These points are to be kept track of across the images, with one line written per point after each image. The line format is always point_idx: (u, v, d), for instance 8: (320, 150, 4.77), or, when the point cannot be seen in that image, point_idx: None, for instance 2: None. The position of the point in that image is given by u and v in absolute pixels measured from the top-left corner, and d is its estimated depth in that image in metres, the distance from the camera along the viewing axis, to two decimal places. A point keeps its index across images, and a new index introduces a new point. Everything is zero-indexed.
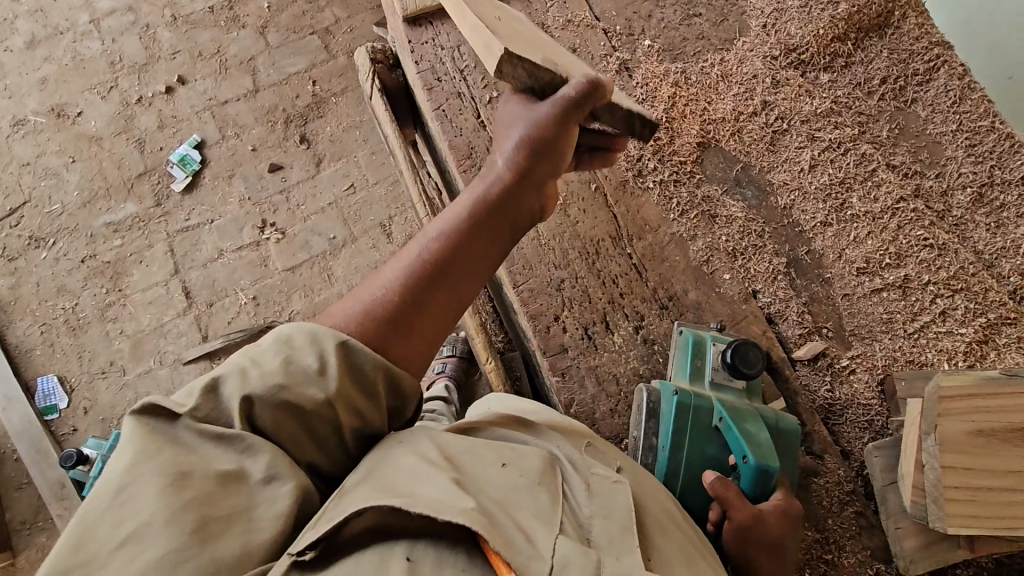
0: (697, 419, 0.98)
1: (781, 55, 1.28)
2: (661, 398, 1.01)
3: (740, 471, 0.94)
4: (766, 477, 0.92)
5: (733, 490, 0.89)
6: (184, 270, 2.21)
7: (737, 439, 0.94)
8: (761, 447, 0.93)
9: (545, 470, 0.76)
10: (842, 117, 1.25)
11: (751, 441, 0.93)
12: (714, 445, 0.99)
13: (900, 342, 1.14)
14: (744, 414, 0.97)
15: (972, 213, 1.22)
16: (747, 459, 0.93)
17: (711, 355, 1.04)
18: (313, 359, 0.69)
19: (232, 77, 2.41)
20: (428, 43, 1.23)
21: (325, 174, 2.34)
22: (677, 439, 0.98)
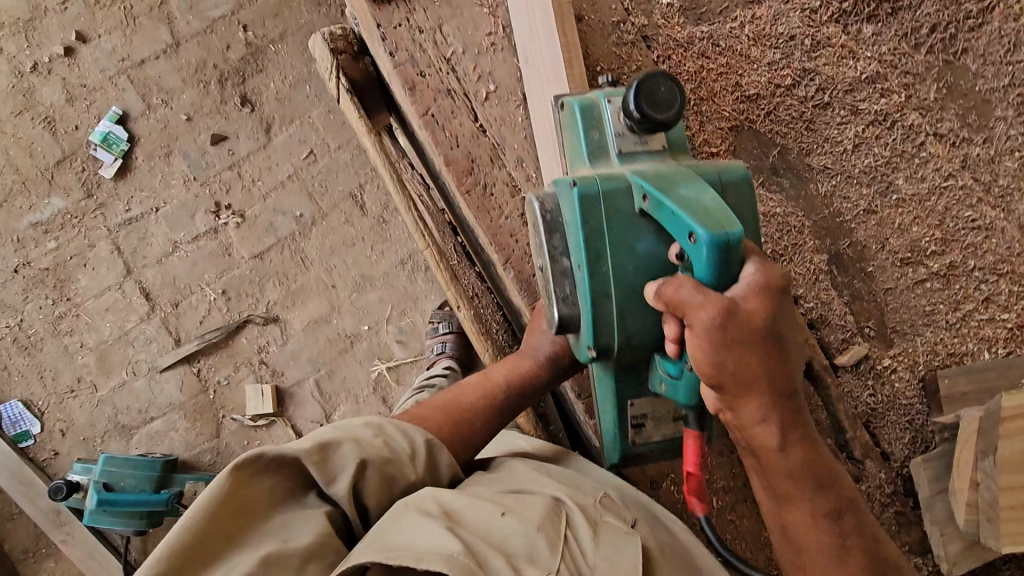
0: (610, 210, 0.78)
1: (822, 5, 1.07)
2: (564, 203, 0.81)
3: (689, 255, 0.71)
4: (725, 253, 0.68)
5: (687, 287, 0.69)
6: (138, 269, 1.98)
7: (673, 215, 0.71)
8: (705, 213, 0.70)
9: (547, 518, 0.80)
10: (888, 79, 1.08)
11: (685, 212, 0.71)
12: (644, 237, 0.79)
13: (942, 334, 1.07)
14: (671, 180, 0.75)
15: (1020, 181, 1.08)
16: (695, 237, 0.69)
17: (611, 121, 0.82)
18: (405, 445, 0.86)
19: (144, 29, 2.01)
20: (402, 25, 0.99)
21: (278, 141, 2.05)
22: (594, 245, 0.78)
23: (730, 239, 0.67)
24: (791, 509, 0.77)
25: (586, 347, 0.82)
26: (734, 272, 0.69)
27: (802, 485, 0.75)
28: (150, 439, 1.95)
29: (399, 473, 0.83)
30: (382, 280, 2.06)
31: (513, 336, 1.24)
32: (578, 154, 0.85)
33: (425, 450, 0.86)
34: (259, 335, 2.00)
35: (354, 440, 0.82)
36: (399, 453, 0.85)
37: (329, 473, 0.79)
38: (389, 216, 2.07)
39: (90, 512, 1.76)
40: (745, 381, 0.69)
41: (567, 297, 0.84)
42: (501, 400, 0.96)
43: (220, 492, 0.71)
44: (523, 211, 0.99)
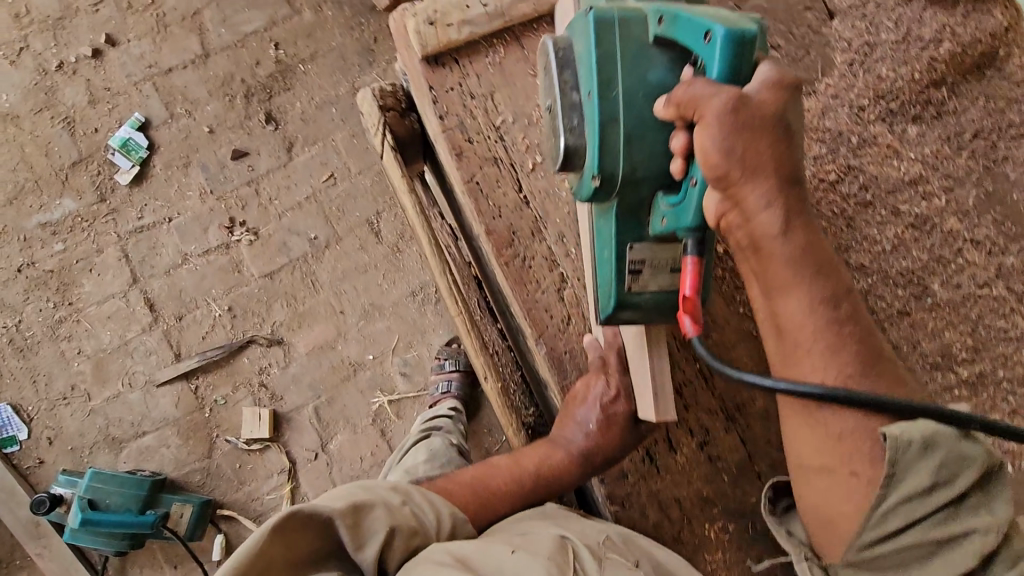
0: (623, 31, 0.72)
1: (869, 104, 1.08)
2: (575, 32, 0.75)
3: (703, 60, 0.66)
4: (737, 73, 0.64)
5: (699, 84, 0.64)
6: (144, 278, 1.94)
7: (689, 21, 0.65)
8: (723, 18, 0.64)
9: (557, 554, 0.75)
10: (930, 182, 1.08)
11: (703, 16, 0.65)
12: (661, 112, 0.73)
13: None
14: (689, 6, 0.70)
15: None
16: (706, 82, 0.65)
17: None
18: (432, 518, 0.79)
19: (175, 37, 1.99)
20: (454, 90, 0.98)
21: (299, 161, 2.03)
22: (604, 73, 0.72)
23: (747, 35, 0.63)
24: (780, 304, 0.67)
25: (589, 171, 0.73)
26: (747, 72, 0.64)
27: (799, 271, 0.65)
28: (139, 454, 1.90)
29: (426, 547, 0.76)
30: (391, 310, 2.02)
31: (532, 400, 1.22)
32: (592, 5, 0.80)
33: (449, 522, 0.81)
34: (261, 357, 1.96)
35: (386, 505, 0.75)
36: (425, 519, 0.78)
37: (360, 539, 0.70)
38: (403, 246, 2.04)
39: (71, 529, 1.71)
40: (751, 164, 0.62)
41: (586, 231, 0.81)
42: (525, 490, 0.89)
43: (253, 553, 0.61)
44: (560, 287, 0.98)
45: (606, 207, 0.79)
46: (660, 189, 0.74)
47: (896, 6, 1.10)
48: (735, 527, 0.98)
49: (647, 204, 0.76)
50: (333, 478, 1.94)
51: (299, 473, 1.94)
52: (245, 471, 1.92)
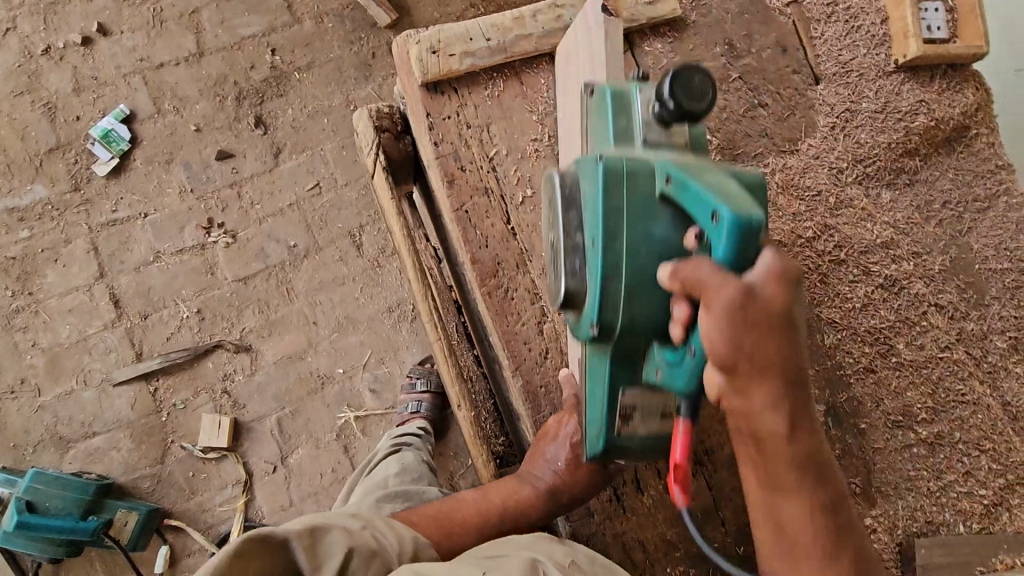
0: (633, 188, 0.71)
1: (848, 167, 1.13)
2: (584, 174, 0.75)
3: (708, 237, 0.64)
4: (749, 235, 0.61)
5: (704, 267, 0.63)
6: (112, 273, 1.89)
7: (700, 194, 0.64)
8: (727, 194, 0.64)
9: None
10: (901, 245, 1.13)
11: (717, 191, 0.64)
12: (661, 221, 0.72)
13: (922, 501, 1.08)
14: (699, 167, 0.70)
15: (1007, 360, 1.13)
16: (717, 216, 0.62)
17: (642, 104, 0.78)
18: (396, 539, 0.76)
19: (170, 33, 1.97)
20: (451, 118, 0.99)
21: (285, 167, 2.01)
22: (610, 226, 0.72)
23: (754, 221, 0.61)
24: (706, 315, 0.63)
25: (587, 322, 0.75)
26: (754, 254, 0.61)
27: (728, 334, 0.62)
28: (87, 455, 1.82)
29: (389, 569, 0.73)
30: (366, 325, 1.99)
31: (502, 429, 1.22)
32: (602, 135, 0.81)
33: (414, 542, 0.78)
34: (227, 362, 1.91)
35: (344, 526, 0.72)
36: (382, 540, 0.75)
37: (316, 561, 0.67)
38: (384, 261, 2.02)
39: (4, 532, 1.61)
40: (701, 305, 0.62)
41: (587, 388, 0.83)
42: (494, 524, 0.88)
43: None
44: (541, 320, 0.98)
45: (602, 351, 0.79)
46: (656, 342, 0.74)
47: (879, 77, 1.16)
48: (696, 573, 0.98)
49: (655, 278, 0.74)
50: (290, 493, 1.88)
51: (255, 486, 1.87)
52: (199, 480, 1.86)
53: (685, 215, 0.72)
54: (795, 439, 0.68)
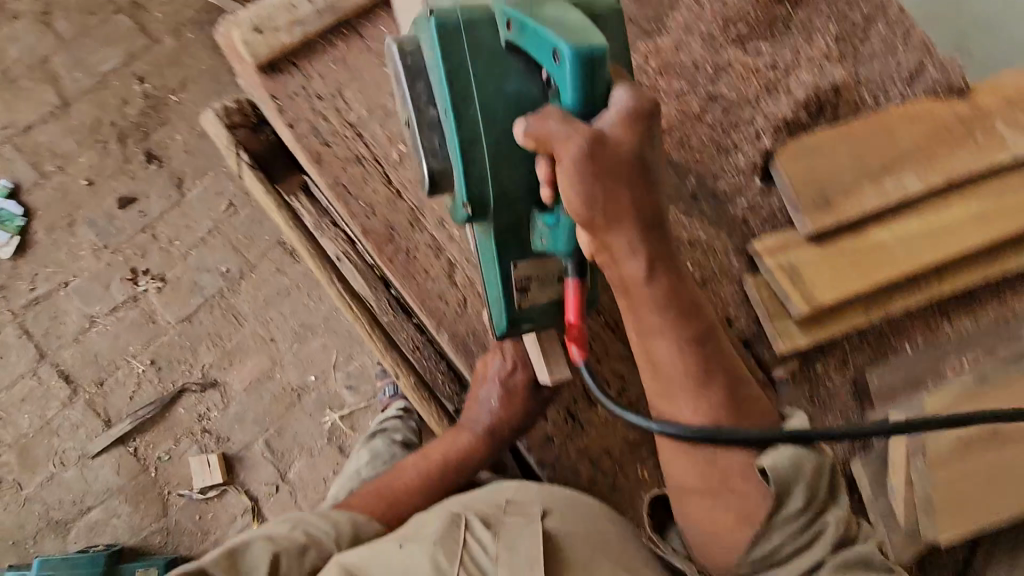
0: (472, 42, 0.70)
1: (719, 31, 1.10)
2: (422, 36, 0.73)
3: (554, 80, 0.65)
4: (590, 58, 0.61)
5: (552, 118, 0.63)
6: (52, 351, 1.83)
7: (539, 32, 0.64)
8: (568, 27, 0.63)
9: (444, 534, 0.76)
10: (794, 91, 1.10)
11: (555, 26, 0.63)
12: (512, 75, 0.71)
13: (869, 336, 1.13)
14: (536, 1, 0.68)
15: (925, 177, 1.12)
16: (558, 54, 0.62)
17: None
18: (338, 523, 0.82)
19: (27, 92, 1.86)
20: (299, 95, 0.94)
21: (193, 196, 1.94)
22: (456, 79, 0.70)
23: (595, 52, 0.61)
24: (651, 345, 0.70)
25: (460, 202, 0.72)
26: (603, 92, 0.63)
27: (666, 311, 0.68)
28: (89, 531, 1.80)
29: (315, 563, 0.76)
30: (323, 326, 1.97)
31: (462, 387, 1.19)
32: None
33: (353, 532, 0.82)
34: (198, 403, 1.89)
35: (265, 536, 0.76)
36: (316, 534, 0.79)
37: None
38: None
39: None
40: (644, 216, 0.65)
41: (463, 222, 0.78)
42: (441, 478, 0.92)
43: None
44: (450, 272, 0.97)
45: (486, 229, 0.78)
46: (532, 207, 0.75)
47: None
48: None
49: (524, 223, 0.76)
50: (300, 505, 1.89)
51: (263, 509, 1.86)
52: (208, 521, 1.83)
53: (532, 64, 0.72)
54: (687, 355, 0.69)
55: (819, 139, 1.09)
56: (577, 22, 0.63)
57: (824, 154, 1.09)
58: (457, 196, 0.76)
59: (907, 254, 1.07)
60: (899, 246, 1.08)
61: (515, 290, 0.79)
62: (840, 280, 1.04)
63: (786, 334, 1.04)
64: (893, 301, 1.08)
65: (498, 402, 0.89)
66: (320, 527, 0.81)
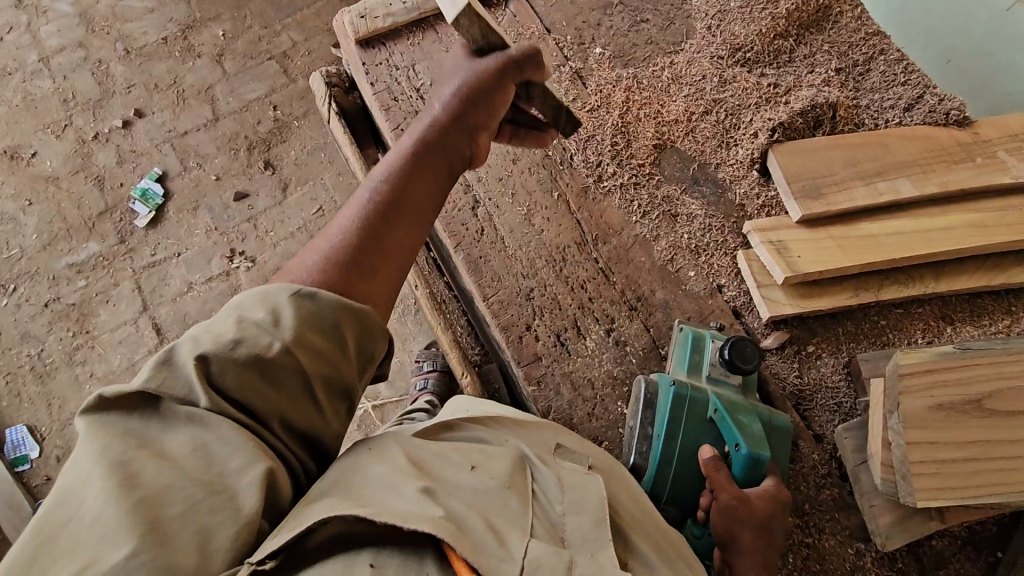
0: (693, 409, 1.01)
1: (728, 54, 1.31)
2: (659, 389, 1.02)
3: (732, 458, 0.98)
4: (756, 466, 0.96)
5: (723, 473, 0.94)
6: (153, 306, 2.18)
7: (732, 429, 0.97)
8: (754, 437, 0.97)
9: (513, 472, 0.76)
10: (792, 103, 1.27)
11: (745, 432, 0.97)
12: (708, 438, 1.01)
13: (863, 325, 1.17)
14: (740, 409, 1.00)
15: (923, 187, 1.20)
16: (739, 447, 0.96)
17: (711, 350, 1.06)
18: (264, 313, 0.70)
19: (190, 107, 2.39)
20: (383, 65, 1.24)
21: (292, 198, 2.32)
22: (672, 429, 1.00)
23: (761, 460, 0.96)
24: None
25: (656, 431, 1.00)
26: (760, 479, 0.96)
27: None
28: None
29: (270, 357, 0.68)
30: None
31: (478, 341, 1.40)
32: (678, 363, 1.07)
33: (292, 302, 0.71)
34: None
35: (202, 337, 0.67)
36: (255, 325, 0.69)
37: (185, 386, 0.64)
38: None
39: None
40: None
41: (640, 455, 1.01)
42: (404, 231, 0.84)
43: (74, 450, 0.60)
44: (474, 206, 1.17)
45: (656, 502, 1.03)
46: (688, 518, 1.02)
47: None
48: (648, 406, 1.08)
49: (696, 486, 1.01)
50: None
51: None
52: None
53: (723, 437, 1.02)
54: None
55: (810, 144, 1.23)
56: (761, 441, 0.96)
57: (815, 155, 1.22)
58: (661, 387, 1.02)
59: (897, 245, 1.14)
60: (890, 238, 1.15)
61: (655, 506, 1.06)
62: (827, 258, 1.12)
63: (774, 302, 1.13)
64: (882, 288, 1.14)
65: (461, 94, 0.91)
66: (259, 313, 0.69)
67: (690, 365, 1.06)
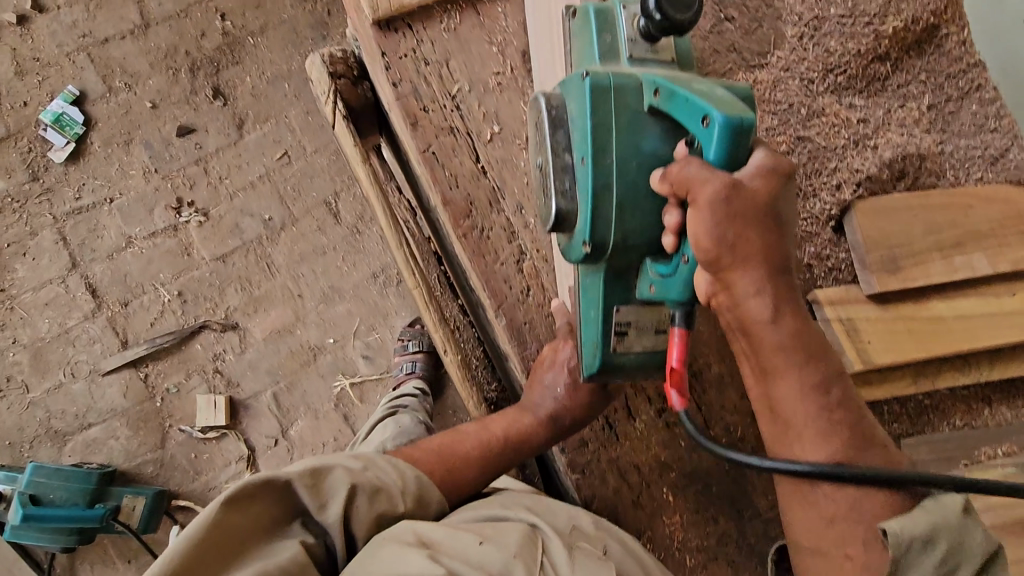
0: (619, 102, 0.69)
1: (819, 77, 1.11)
2: (570, 93, 0.73)
3: (701, 143, 0.64)
4: (740, 136, 0.62)
5: (693, 166, 0.64)
6: (85, 262, 1.85)
7: (688, 100, 0.64)
8: (717, 98, 0.63)
9: (523, 545, 0.74)
10: (880, 149, 1.10)
11: (705, 95, 0.64)
12: (650, 136, 0.71)
13: (909, 407, 1.12)
14: (684, 78, 0.69)
15: (999, 263, 1.10)
16: (708, 119, 0.62)
17: (624, 21, 0.75)
18: (396, 480, 0.80)
19: (110, 6, 1.88)
20: (407, 56, 0.95)
21: (250, 139, 1.94)
22: (599, 136, 0.69)
23: (746, 123, 0.62)
24: None
25: (578, 153, 0.71)
26: (744, 154, 0.63)
27: None
28: (85, 447, 1.81)
29: (386, 509, 0.77)
30: (351, 293, 1.97)
31: (494, 375, 1.20)
32: (587, 59, 0.77)
33: (416, 487, 0.80)
34: (215, 343, 1.89)
35: (347, 466, 0.78)
36: (388, 484, 0.79)
37: (320, 497, 0.74)
38: (363, 227, 1.98)
39: (13, 527, 1.61)
40: None
41: (565, 192, 0.74)
42: (500, 455, 0.88)
43: (210, 519, 0.65)
44: (519, 258, 0.97)
45: (595, 268, 0.78)
46: (648, 255, 0.74)
47: None
48: (690, 490, 1.00)
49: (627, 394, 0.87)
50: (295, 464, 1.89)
51: (258, 461, 1.87)
52: (202, 460, 1.85)
53: (674, 129, 0.70)
54: (778, 324, 0.66)
55: (894, 202, 1.09)
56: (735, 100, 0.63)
57: (898, 217, 1.09)
58: (575, 94, 0.73)
59: (962, 330, 1.08)
60: (956, 321, 1.08)
61: (612, 332, 0.79)
62: (897, 344, 1.05)
63: None
64: (939, 375, 1.09)
65: (563, 386, 0.87)
66: (391, 477, 0.79)
67: (599, 50, 0.75)
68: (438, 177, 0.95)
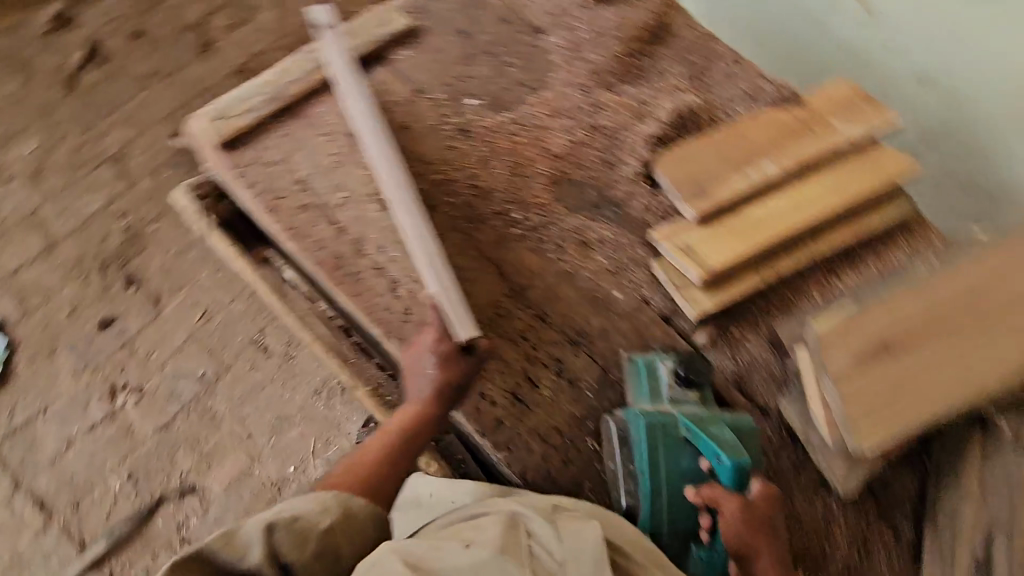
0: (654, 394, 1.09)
1: (591, 82, 1.39)
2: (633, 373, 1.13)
3: (716, 471, 0.98)
4: (742, 471, 0.96)
5: (717, 490, 0.94)
6: (30, 478, 1.86)
7: (707, 442, 0.98)
8: (725, 442, 0.98)
9: (502, 536, 0.77)
10: (659, 116, 1.37)
11: (721, 442, 0.98)
12: (686, 455, 1.02)
13: (773, 298, 1.26)
14: (706, 418, 1.02)
15: (787, 162, 1.33)
16: (720, 457, 0.96)
17: (664, 373, 1.11)
18: (314, 503, 0.85)
19: (18, 240, 2.09)
20: (253, 163, 1.18)
21: (169, 311, 2.07)
22: (654, 397, 1.09)
23: (742, 462, 0.96)
24: None
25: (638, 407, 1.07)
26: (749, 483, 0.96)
27: None
28: None
29: (309, 530, 0.81)
30: (300, 415, 2.01)
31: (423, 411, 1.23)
32: (640, 389, 1.11)
33: (336, 499, 0.86)
34: (175, 514, 1.87)
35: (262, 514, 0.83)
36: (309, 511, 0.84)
37: (237, 548, 0.79)
38: (295, 351, 2.07)
39: None
40: None
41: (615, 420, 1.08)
42: (403, 446, 0.96)
43: None
44: (394, 287, 1.12)
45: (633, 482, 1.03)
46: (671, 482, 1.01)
47: (581, 12, 1.46)
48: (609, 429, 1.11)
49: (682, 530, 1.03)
50: None
51: None
52: None
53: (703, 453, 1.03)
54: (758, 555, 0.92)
55: (687, 147, 1.32)
56: (737, 445, 0.97)
57: (691, 155, 1.31)
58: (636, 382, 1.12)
59: (782, 223, 1.26)
60: (774, 217, 1.26)
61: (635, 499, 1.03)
62: (730, 249, 1.21)
63: (697, 301, 1.20)
64: (780, 262, 1.26)
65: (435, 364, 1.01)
66: (312, 505, 0.85)
67: (649, 391, 1.10)
68: (300, 244, 1.14)
